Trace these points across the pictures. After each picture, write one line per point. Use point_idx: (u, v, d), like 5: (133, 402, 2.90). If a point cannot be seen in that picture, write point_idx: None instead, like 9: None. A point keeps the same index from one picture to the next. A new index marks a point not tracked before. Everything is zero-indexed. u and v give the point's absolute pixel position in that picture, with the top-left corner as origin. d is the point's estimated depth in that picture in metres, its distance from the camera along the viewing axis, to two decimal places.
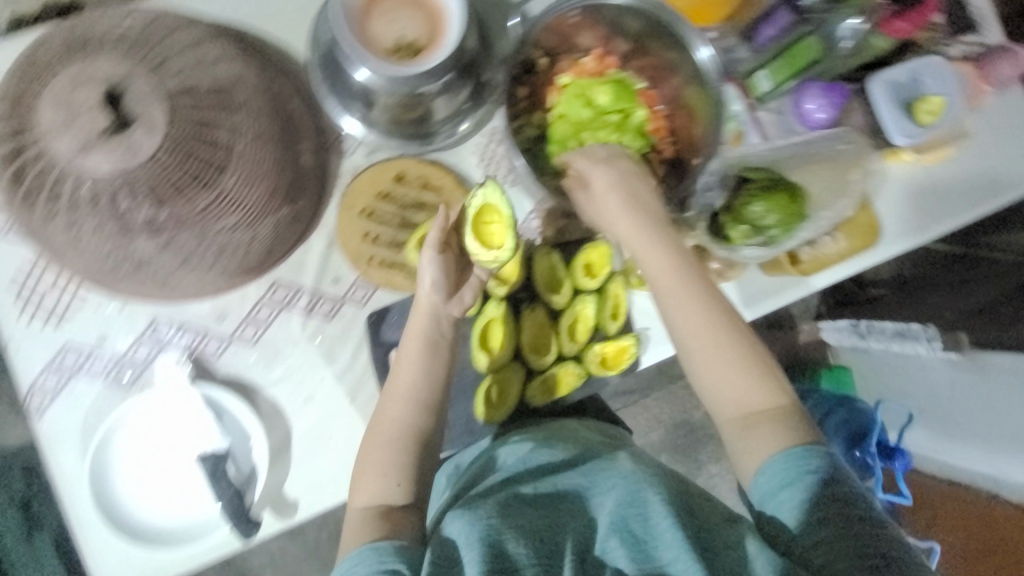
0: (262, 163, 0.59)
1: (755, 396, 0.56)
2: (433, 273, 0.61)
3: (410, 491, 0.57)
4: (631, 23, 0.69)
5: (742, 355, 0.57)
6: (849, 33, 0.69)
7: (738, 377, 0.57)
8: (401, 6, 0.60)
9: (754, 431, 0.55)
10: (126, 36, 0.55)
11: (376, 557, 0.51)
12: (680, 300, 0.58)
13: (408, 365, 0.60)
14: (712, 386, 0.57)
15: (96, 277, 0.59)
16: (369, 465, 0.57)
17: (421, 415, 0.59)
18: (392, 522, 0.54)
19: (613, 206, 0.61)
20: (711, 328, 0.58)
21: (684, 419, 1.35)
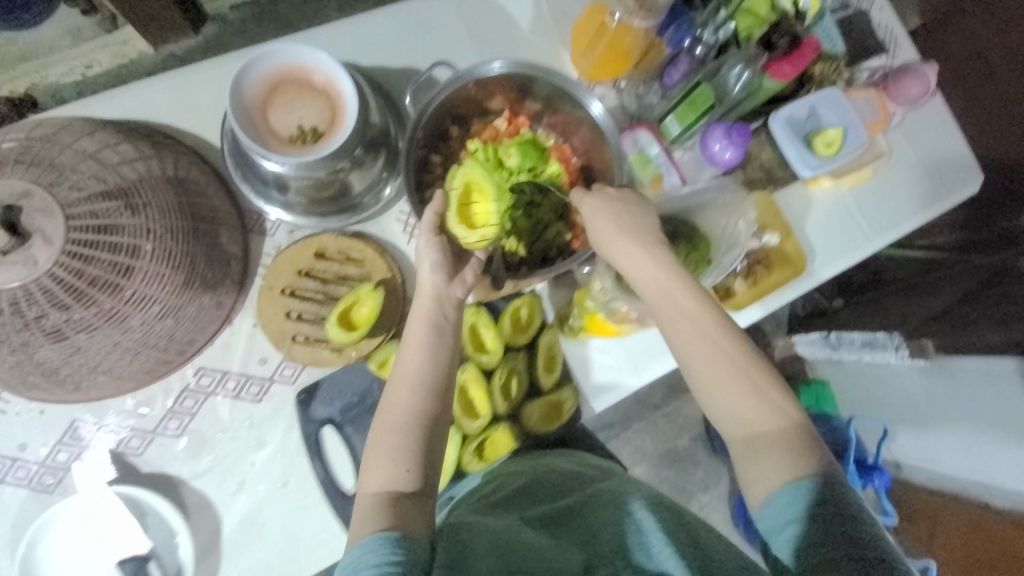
0: (172, 257, 0.59)
1: (762, 420, 0.54)
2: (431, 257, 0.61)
3: (419, 477, 0.55)
4: (539, 85, 0.70)
5: (744, 378, 0.56)
6: (738, 81, 0.72)
7: (742, 399, 0.55)
8: (300, 95, 0.62)
9: (765, 458, 0.53)
10: (27, 149, 0.56)
11: (380, 548, 0.48)
12: (685, 321, 0.57)
13: (415, 349, 0.58)
14: (716, 405, 0.56)
15: (14, 383, 0.60)
16: (379, 449, 0.55)
17: (429, 400, 0.57)
18: (398, 511, 0.52)
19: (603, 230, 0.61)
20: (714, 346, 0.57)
21: (667, 449, 1.31)
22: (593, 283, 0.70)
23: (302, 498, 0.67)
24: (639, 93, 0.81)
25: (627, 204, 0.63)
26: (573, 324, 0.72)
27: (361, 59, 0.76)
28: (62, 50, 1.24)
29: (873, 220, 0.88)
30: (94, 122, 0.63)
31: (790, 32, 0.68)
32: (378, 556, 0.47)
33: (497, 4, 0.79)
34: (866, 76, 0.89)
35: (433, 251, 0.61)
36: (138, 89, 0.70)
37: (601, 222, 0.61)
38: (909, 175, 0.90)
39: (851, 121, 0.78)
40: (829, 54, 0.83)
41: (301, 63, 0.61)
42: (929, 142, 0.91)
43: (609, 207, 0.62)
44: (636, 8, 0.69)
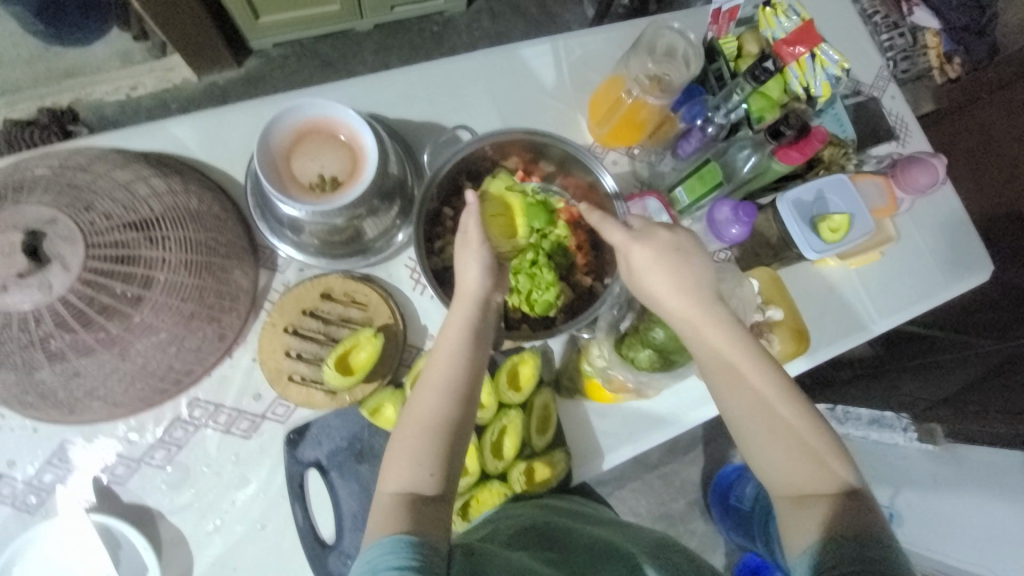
0: (183, 290, 0.60)
1: (809, 476, 0.56)
2: (478, 260, 0.61)
3: (441, 481, 0.55)
4: (552, 149, 0.73)
5: (791, 435, 0.57)
6: (747, 163, 0.74)
7: (786, 455, 0.57)
8: (323, 146, 0.65)
9: (809, 514, 0.55)
10: (59, 176, 0.58)
11: (403, 551, 0.49)
12: (732, 380, 0.58)
13: (447, 356, 0.58)
14: (760, 461, 0.58)
15: (10, 401, 0.60)
16: (404, 452, 0.56)
17: (454, 405, 0.57)
18: (415, 515, 0.53)
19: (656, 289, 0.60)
20: (761, 404, 0.57)
21: (661, 513, 1.26)
22: (592, 348, 0.70)
23: (279, 542, 0.67)
24: (651, 161, 0.84)
25: (683, 259, 0.60)
26: (570, 385, 0.74)
27: (386, 112, 0.79)
28: (107, 70, 1.29)
29: (879, 300, 0.87)
30: (127, 155, 0.65)
31: (798, 123, 0.68)
32: (401, 559, 0.48)
33: (521, 69, 0.83)
34: (874, 163, 0.91)
35: (483, 258, 0.61)
36: (174, 125, 0.74)
37: (657, 272, 0.60)
38: (915, 260, 0.90)
39: (857, 209, 0.79)
40: (838, 139, 0.85)
41: (328, 116, 0.65)
42: (937, 231, 0.91)
43: (664, 260, 0.59)
44: (652, 87, 0.72)
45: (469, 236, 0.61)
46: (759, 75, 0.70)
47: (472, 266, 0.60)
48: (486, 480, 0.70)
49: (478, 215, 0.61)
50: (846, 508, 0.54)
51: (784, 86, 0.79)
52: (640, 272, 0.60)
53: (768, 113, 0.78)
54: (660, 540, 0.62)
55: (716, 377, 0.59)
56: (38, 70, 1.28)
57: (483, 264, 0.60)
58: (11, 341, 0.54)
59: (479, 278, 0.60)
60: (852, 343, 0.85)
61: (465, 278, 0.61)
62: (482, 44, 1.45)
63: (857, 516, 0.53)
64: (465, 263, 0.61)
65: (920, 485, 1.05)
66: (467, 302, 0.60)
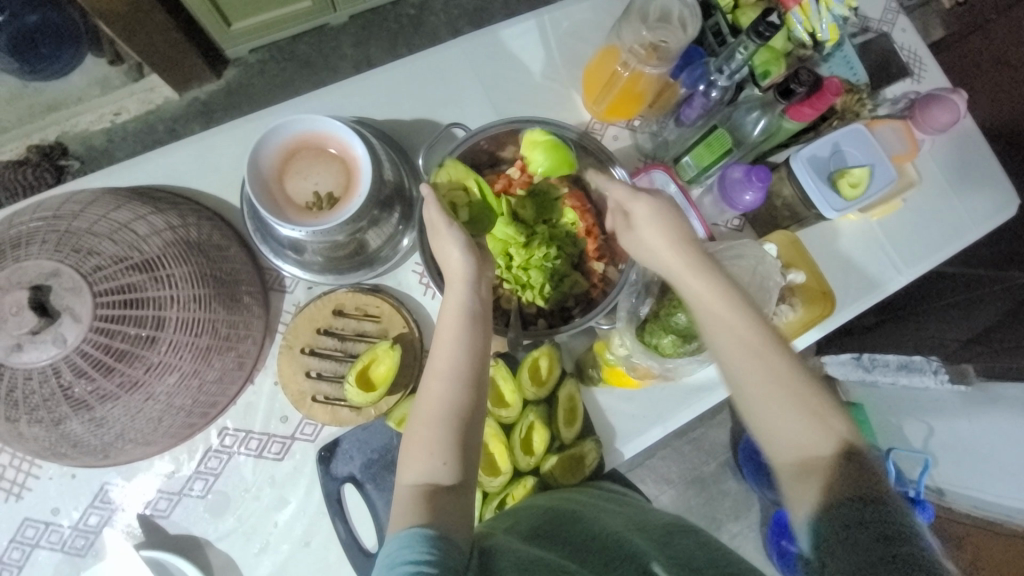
0: (195, 326, 0.59)
1: (813, 439, 0.52)
2: (458, 242, 0.59)
3: (456, 471, 0.54)
4: (550, 134, 0.70)
5: (793, 393, 0.54)
6: (756, 126, 0.71)
7: (788, 419, 0.53)
8: (315, 163, 0.63)
9: (813, 483, 0.51)
10: (55, 226, 0.57)
11: (417, 544, 0.47)
12: (729, 337, 0.56)
13: (447, 344, 0.57)
14: (760, 422, 0.55)
15: (44, 454, 0.61)
16: (417, 444, 0.55)
17: (461, 391, 0.56)
18: (432, 503, 0.52)
19: (654, 248, 0.61)
20: (759, 361, 0.55)
21: (695, 480, 1.26)
22: (613, 336, 0.68)
23: (324, 557, 0.68)
24: (654, 132, 0.80)
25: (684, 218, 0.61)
26: (594, 374, 0.73)
27: (374, 114, 0.77)
28: (88, 100, 1.27)
29: (902, 248, 0.84)
30: (119, 194, 0.64)
31: (809, 78, 0.64)
32: (416, 553, 0.47)
33: (508, 50, 0.79)
34: (889, 106, 0.86)
35: (460, 239, 0.59)
36: (163, 156, 0.73)
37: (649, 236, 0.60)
38: (940, 203, 0.86)
39: (876, 159, 0.76)
40: (850, 85, 0.81)
41: (315, 131, 0.63)
42: (960, 169, 0.87)
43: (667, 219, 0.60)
44: (648, 56, 0.68)
45: (435, 222, 0.60)
46: (763, 31, 0.63)
47: (456, 248, 0.59)
48: (520, 477, 0.70)
49: (435, 203, 0.60)
50: (851, 473, 0.50)
51: (788, 33, 0.73)
52: (643, 231, 0.61)
53: (773, 66, 0.72)
54: (679, 522, 0.61)
55: (713, 335, 0.57)
56: (20, 107, 1.25)
57: (468, 243, 0.59)
58: (36, 398, 0.55)
59: (465, 257, 0.59)
60: (879, 297, 0.82)
61: (451, 262, 0.60)
62: (463, 23, 1.39)
63: (861, 481, 0.49)
64: (448, 248, 0.60)
65: (954, 420, 1.02)
66: (457, 287, 0.59)
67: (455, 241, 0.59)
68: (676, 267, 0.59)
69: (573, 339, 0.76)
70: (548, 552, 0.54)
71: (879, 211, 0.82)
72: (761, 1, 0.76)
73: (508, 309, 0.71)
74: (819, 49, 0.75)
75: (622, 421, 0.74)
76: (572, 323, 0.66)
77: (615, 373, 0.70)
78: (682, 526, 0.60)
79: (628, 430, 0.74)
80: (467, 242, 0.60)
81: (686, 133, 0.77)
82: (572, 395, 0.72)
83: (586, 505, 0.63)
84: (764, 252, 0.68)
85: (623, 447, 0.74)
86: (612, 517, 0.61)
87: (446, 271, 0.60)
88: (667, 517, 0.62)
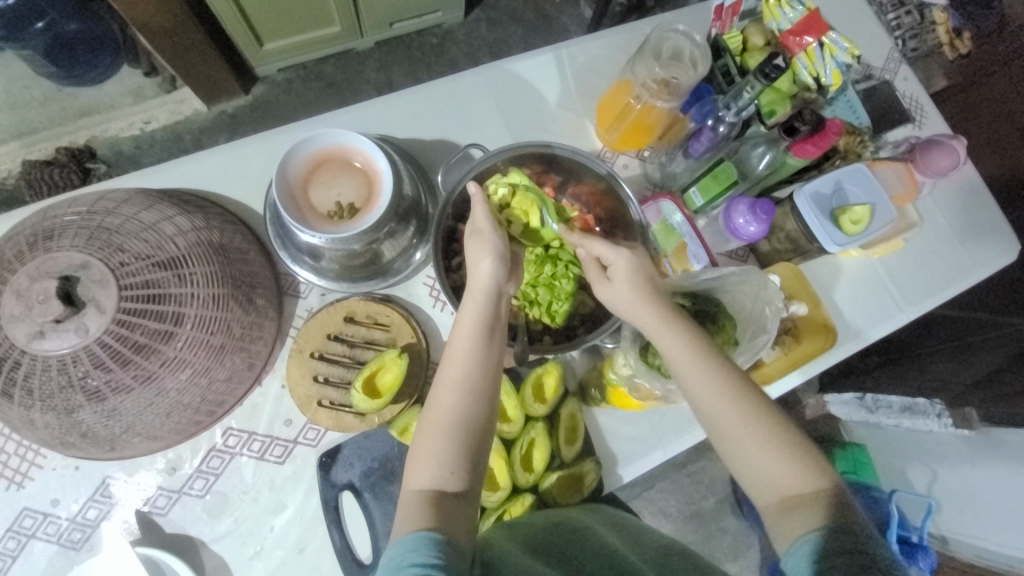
0: (211, 325, 0.61)
1: (792, 475, 0.54)
2: (492, 254, 0.62)
3: (463, 479, 0.55)
4: (563, 160, 0.73)
5: (770, 431, 0.55)
6: (762, 161, 0.74)
7: (766, 458, 0.55)
8: (339, 174, 0.66)
9: (800, 519, 0.51)
10: (88, 221, 0.60)
11: (426, 548, 0.48)
12: (709, 379, 0.56)
13: (461, 354, 0.58)
14: (741, 461, 0.56)
15: (52, 442, 0.62)
16: (427, 450, 0.55)
17: (473, 402, 0.57)
18: (438, 511, 0.52)
19: (625, 296, 0.61)
20: (737, 403, 0.56)
21: (693, 512, 1.24)
22: (616, 357, 0.69)
23: (316, 566, 0.68)
24: (662, 163, 0.84)
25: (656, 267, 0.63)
26: (596, 393, 0.73)
27: (396, 133, 0.80)
28: (120, 107, 1.33)
29: (904, 286, 0.85)
30: (150, 195, 0.67)
31: (812, 118, 0.67)
32: (424, 556, 0.47)
33: (526, 79, 0.83)
34: (891, 149, 0.90)
35: (496, 251, 0.62)
36: (193, 162, 0.76)
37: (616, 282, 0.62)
38: (941, 244, 0.88)
39: (877, 199, 0.78)
40: (853, 127, 0.84)
41: (341, 145, 0.66)
42: (960, 212, 0.89)
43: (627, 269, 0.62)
44: (660, 91, 0.72)
45: (481, 230, 0.63)
46: (770, 72, 0.68)
47: (487, 259, 0.61)
48: (518, 493, 0.70)
49: (483, 205, 0.63)
50: (830, 506, 0.52)
51: (793, 77, 0.77)
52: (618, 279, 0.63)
53: (779, 106, 0.76)
54: (674, 548, 0.61)
55: (693, 380, 0.57)
56: (54, 111, 1.31)
57: (495, 257, 0.62)
58: (51, 385, 0.56)
59: (491, 271, 0.61)
60: (881, 332, 0.83)
61: (477, 273, 0.62)
62: (482, 53, 1.45)
63: (840, 512, 0.51)
64: (482, 260, 0.62)
65: (957, 465, 1.01)
66: (479, 298, 0.61)
67: (490, 255, 0.62)
68: (647, 313, 0.60)
69: (578, 358, 0.76)
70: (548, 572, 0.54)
71: (880, 248, 0.84)
72: (768, 45, 0.80)
73: (516, 325, 0.73)
74: (824, 92, 0.78)
75: (622, 443, 0.75)
76: (576, 341, 0.68)
77: (617, 393, 0.71)
78: (678, 550, 0.61)
79: (627, 453, 0.74)
80: (505, 250, 0.62)
81: (693, 166, 0.80)
82: (573, 413, 0.72)
83: (587, 520, 0.63)
84: (767, 279, 0.69)
85: (622, 470, 0.74)
86: (611, 537, 0.61)
87: (468, 283, 0.62)
88: (664, 539, 0.63)
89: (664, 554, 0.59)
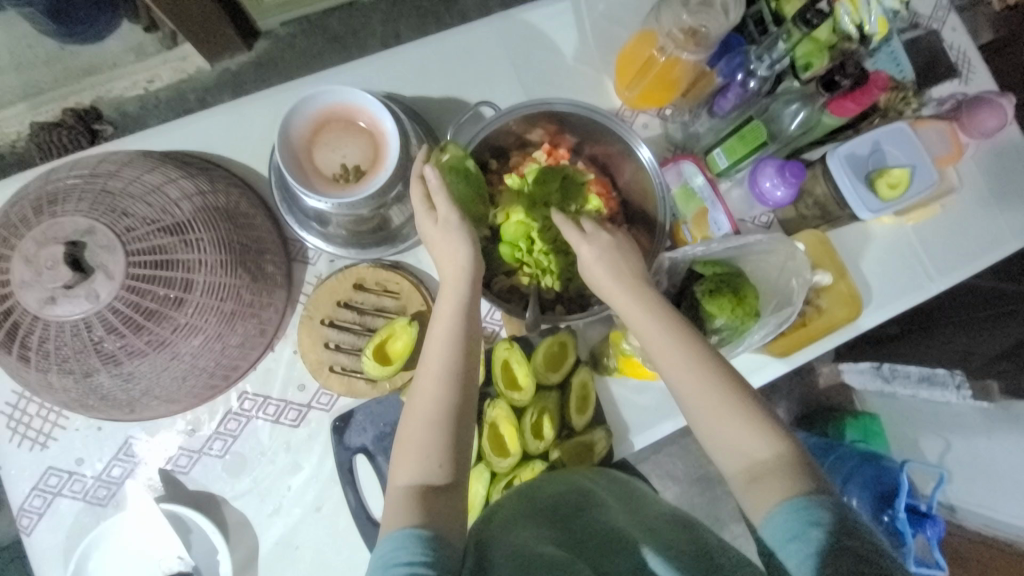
0: (221, 292, 0.61)
1: (760, 449, 0.52)
2: (466, 241, 0.57)
3: (449, 472, 0.54)
4: (579, 119, 0.69)
5: (739, 404, 0.54)
6: (795, 120, 0.69)
7: (734, 432, 0.53)
8: (343, 135, 0.63)
9: (764, 492, 0.50)
10: (91, 184, 0.59)
11: (413, 546, 0.48)
12: (673, 353, 0.55)
13: (439, 347, 0.56)
14: (710, 435, 0.54)
15: (72, 405, 0.63)
16: (412, 445, 0.54)
17: (457, 395, 0.55)
18: (427, 507, 0.52)
19: (597, 271, 0.59)
20: (702, 375, 0.54)
21: (701, 477, 1.25)
22: (631, 327, 0.68)
23: (334, 524, 0.70)
24: (685, 122, 0.78)
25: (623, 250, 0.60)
26: (609, 363, 0.72)
27: (403, 90, 0.76)
28: (123, 66, 1.29)
29: (938, 255, 0.81)
30: (152, 157, 0.65)
31: (855, 71, 0.61)
32: (411, 555, 0.47)
33: (540, 30, 0.78)
34: (935, 106, 0.83)
35: (464, 237, 0.57)
36: (195, 123, 0.74)
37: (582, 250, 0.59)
38: (982, 211, 0.82)
39: (918, 160, 0.73)
40: (896, 82, 0.78)
41: (345, 103, 0.63)
42: (1006, 177, 0.83)
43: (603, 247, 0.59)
44: (686, 42, 0.66)
45: (439, 214, 0.58)
46: (810, 18, 0.62)
47: (459, 247, 0.57)
48: (528, 460, 0.70)
49: (443, 189, 0.58)
50: (796, 478, 0.50)
51: (833, 25, 0.69)
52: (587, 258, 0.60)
53: (816, 58, 0.70)
54: (679, 517, 0.60)
55: (660, 355, 0.56)
56: (56, 70, 1.28)
57: (470, 244, 0.57)
58: (67, 350, 0.57)
59: (468, 260, 0.57)
60: (909, 304, 0.80)
61: (447, 261, 0.58)
62: (494, 2, 1.37)
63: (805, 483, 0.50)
64: (437, 243, 0.58)
65: (972, 435, 1.00)
66: (456, 286, 0.57)
67: (442, 235, 0.58)
68: (616, 287, 0.58)
69: (590, 328, 0.75)
70: (546, 539, 0.54)
71: (915, 214, 0.79)
72: None
73: (527, 293, 0.71)
74: (866, 42, 0.71)
75: (633, 412, 0.74)
76: (592, 311, 0.66)
77: (631, 362, 0.70)
78: (689, 525, 0.58)
79: (639, 422, 0.74)
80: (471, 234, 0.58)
81: (720, 124, 0.75)
82: (586, 382, 0.72)
83: (586, 489, 0.63)
84: (796, 248, 0.66)
85: (634, 438, 0.74)
86: (611, 509, 0.60)
87: (442, 267, 0.58)
88: (672, 510, 0.62)
89: (670, 525, 0.58)
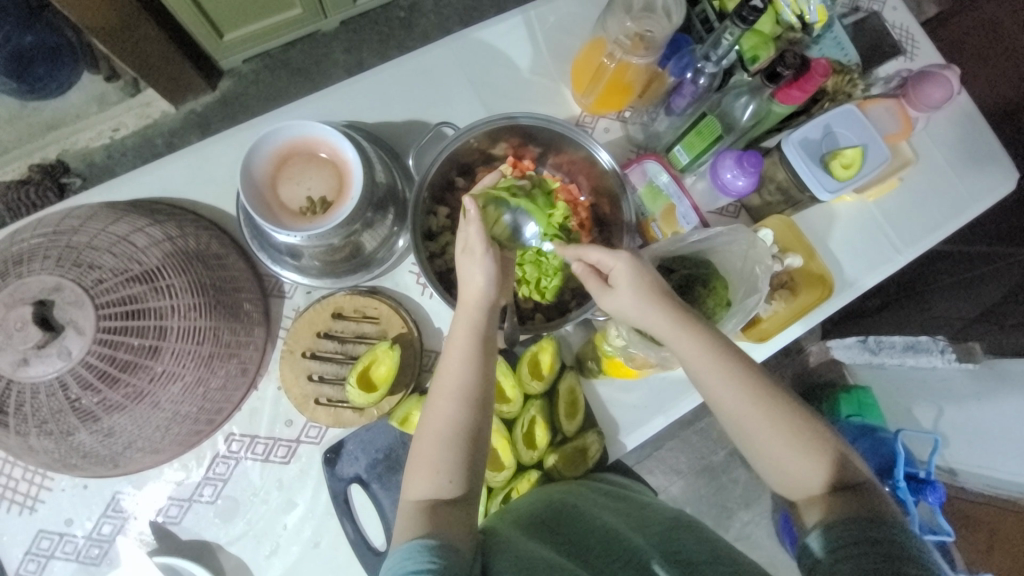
0: (197, 336, 0.60)
1: (814, 468, 0.55)
2: (483, 266, 0.58)
3: (461, 486, 0.54)
4: (539, 130, 0.70)
5: (789, 426, 0.55)
6: (745, 112, 0.71)
7: (786, 454, 0.55)
8: (307, 168, 0.64)
9: (819, 507, 0.53)
10: (55, 242, 0.58)
11: (419, 555, 0.48)
12: (724, 376, 0.56)
13: (456, 362, 0.57)
14: (760, 454, 0.56)
15: (55, 465, 0.62)
16: (422, 459, 0.55)
17: (471, 413, 0.56)
18: (436, 519, 0.52)
19: (638, 301, 0.58)
20: (754, 398, 0.56)
21: (704, 467, 1.25)
22: (609, 329, 0.68)
23: (334, 557, 0.69)
24: (644, 123, 0.81)
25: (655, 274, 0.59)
26: (593, 366, 0.73)
27: (366, 118, 0.77)
28: (87, 116, 1.28)
29: (902, 227, 0.83)
30: (116, 208, 0.65)
31: (796, 60, 0.63)
32: (418, 563, 0.47)
33: (495, 47, 0.79)
34: (882, 85, 0.85)
35: (488, 264, 0.58)
36: (160, 169, 0.74)
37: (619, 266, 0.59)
38: (937, 181, 0.85)
39: (868, 139, 0.76)
40: (841, 66, 0.81)
41: (306, 136, 0.63)
42: (959, 146, 0.86)
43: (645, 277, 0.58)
44: (634, 46, 0.68)
45: (473, 243, 0.59)
46: (747, 15, 0.63)
47: (479, 273, 0.58)
48: (524, 471, 0.70)
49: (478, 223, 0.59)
50: (849, 496, 0.53)
51: (775, 18, 0.73)
52: (622, 286, 0.59)
53: (762, 51, 0.70)
54: (680, 517, 0.60)
55: (709, 379, 0.57)
56: (19, 127, 1.27)
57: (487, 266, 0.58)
58: (44, 411, 0.56)
59: (484, 282, 0.58)
60: (879, 278, 0.82)
61: (468, 286, 0.59)
62: (452, 22, 1.39)
63: (858, 500, 0.52)
64: (472, 272, 0.59)
65: (964, 402, 1.00)
66: (471, 310, 0.58)
67: (480, 265, 0.58)
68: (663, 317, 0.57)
69: (572, 333, 0.76)
70: (550, 549, 0.54)
71: (876, 188, 0.81)
72: None
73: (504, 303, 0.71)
74: (809, 32, 0.74)
75: (621, 413, 0.75)
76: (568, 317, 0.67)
77: (613, 363, 0.70)
78: (686, 521, 0.59)
79: (627, 422, 0.74)
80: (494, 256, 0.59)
81: (676, 122, 0.77)
82: (574, 387, 0.72)
83: (587, 493, 0.64)
84: (756, 237, 0.67)
85: (624, 439, 0.74)
86: (612, 510, 0.61)
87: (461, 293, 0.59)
88: (669, 510, 0.62)
89: (667, 526, 0.58)
